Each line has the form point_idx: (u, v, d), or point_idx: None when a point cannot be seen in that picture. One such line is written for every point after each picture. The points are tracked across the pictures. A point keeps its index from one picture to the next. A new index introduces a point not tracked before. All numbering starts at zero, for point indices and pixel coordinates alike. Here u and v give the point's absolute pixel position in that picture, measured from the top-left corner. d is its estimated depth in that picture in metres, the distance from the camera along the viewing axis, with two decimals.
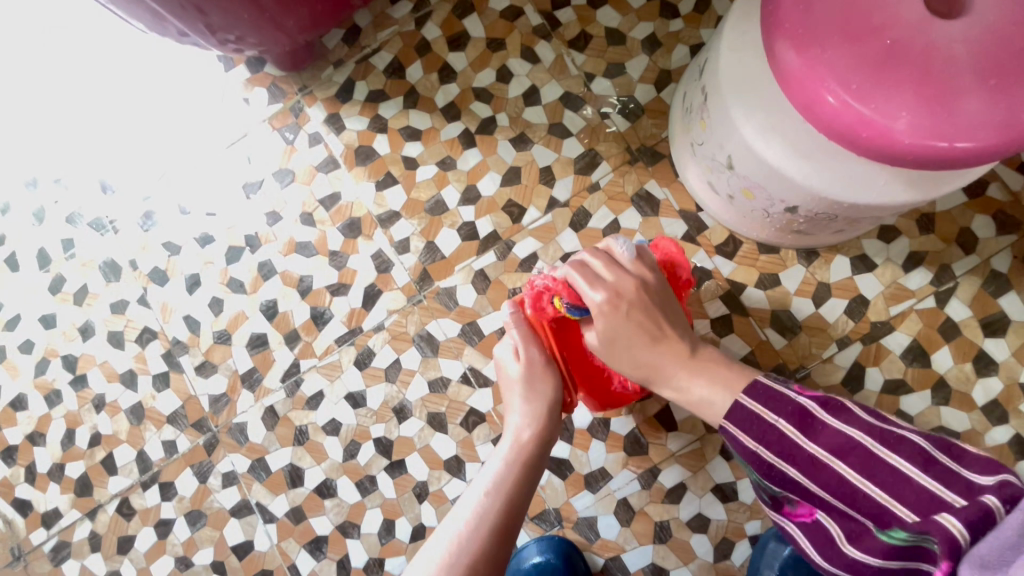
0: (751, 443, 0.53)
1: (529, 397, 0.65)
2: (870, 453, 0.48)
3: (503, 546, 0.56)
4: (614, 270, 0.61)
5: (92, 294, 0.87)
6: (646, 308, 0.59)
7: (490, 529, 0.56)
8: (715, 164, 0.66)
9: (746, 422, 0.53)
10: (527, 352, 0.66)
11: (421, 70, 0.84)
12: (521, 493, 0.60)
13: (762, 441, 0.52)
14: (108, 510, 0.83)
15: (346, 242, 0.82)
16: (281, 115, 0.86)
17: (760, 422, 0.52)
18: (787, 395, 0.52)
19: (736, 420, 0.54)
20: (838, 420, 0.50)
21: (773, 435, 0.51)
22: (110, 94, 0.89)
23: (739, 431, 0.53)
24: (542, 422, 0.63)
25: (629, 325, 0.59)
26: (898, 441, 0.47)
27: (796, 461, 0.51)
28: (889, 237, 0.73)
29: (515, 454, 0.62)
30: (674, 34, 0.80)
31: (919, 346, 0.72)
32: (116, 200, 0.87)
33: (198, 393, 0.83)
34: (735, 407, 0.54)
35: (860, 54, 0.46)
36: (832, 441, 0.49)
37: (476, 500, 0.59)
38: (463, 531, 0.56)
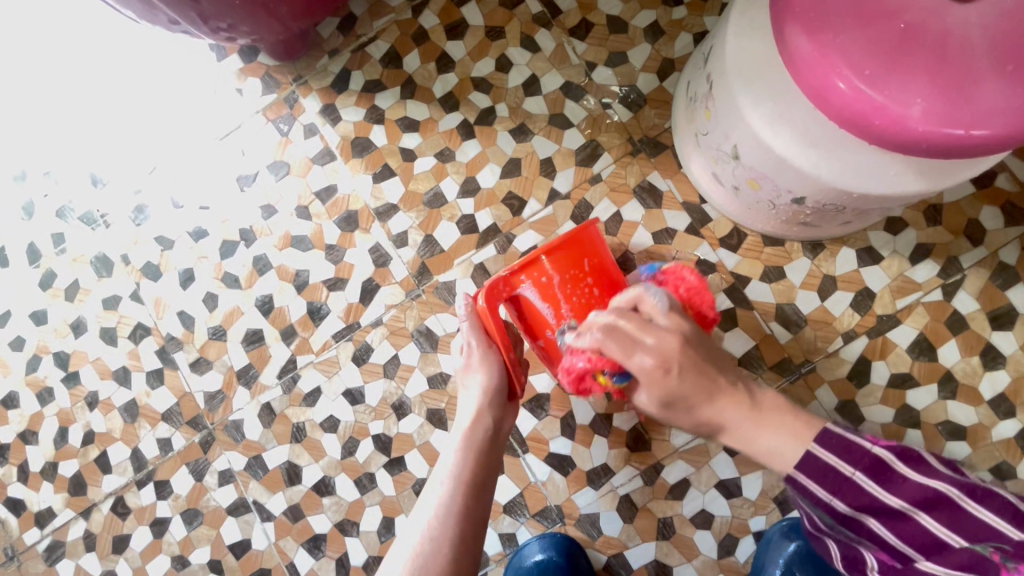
0: (824, 496, 0.48)
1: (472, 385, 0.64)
2: (955, 505, 0.46)
3: (469, 533, 0.57)
4: (653, 328, 0.49)
5: (83, 290, 0.85)
6: (702, 372, 0.49)
7: (454, 519, 0.57)
8: (720, 154, 0.65)
9: (821, 475, 0.48)
10: (468, 340, 0.64)
11: (418, 59, 0.82)
12: (481, 477, 0.61)
13: (839, 495, 0.48)
14: (103, 509, 0.82)
15: (343, 236, 0.81)
16: (275, 106, 0.84)
17: (837, 476, 0.48)
18: (864, 445, 0.48)
19: (809, 472, 0.48)
20: (921, 472, 0.47)
21: (855, 493, 0.48)
22: (99, 85, 0.87)
23: (814, 486, 0.48)
24: (486, 407, 0.63)
25: (685, 388, 0.48)
26: (985, 494, 0.46)
27: (878, 515, 0.48)
28: (896, 229, 0.72)
29: (467, 440, 0.62)
30: (677, 22, 0.79)
31: (925, 339, 0.71)
32: (107, 193, 0.86)
33: (193, 390, 0.82)
34: (807, 458, 0.48)
35: (872, 40, 0.45)
36: (916, 495, 0.47)
37: (438, 492, 0.59)
38: (431, 522, 0.57)
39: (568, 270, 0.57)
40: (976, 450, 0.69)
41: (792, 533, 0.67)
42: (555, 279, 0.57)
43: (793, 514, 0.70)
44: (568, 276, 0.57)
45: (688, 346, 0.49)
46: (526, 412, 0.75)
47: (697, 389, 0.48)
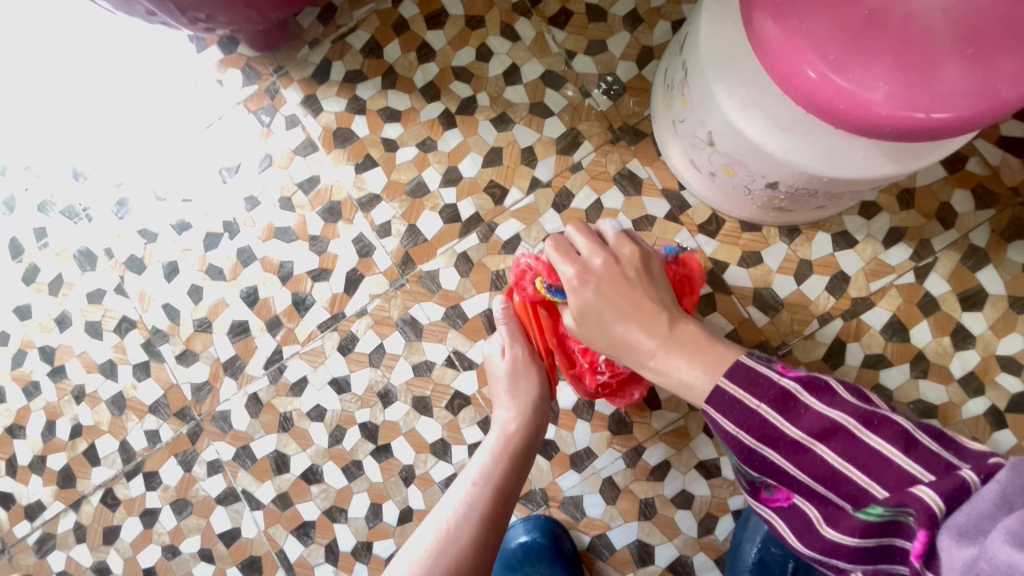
0: (732, 427, 0.50)
1: (513, 394, 0.67)
2: (852, 434, 0.45)
3: (491, 533, 0.58)
4: (595, 250, 0.63)
5: (67, 284, 0.85)
6: (622, 287, 0.60)
7: (479, 518, 0.58)
8: (696, 141, 0.66)
9: (727, 406, 0.50)
10: (511, 351, 0.69)
11: (399, 49, 0.82)
12: (507, 482, 0.62)
13: (742, 426, 0.49)
14: (93, 501, 0.83)
15: (326, 227, 0.81)
16: (256, 97, 0.84)
17: (740, 406, 0.49)
18: (770, 376, 0.49)
19: (718, 403, 0.50)
20: (822, 402, 0.47)
21: (755, 421, 0.49)
22: (78, 78, 0.86)
23: (720, 415, 0.50)
24: (526, 417, 0.66)
25: (599, 298, 0.59)
26: (881, 422, 0.45)
27: (778, 446, 0.48)
28: (870, 213, 0.74)
29: (502, 446, 0.65)
30: (656, 10, 0.79)
31: (898, 321, 0.73)
32: (88, 186, 0.85)
33: (180, 381, 0.82)
34: (715, 391, 0.51)
35: (838, 25, 0.46)
36: (814, 425, 0.47)
37: (466, 489, 0.61)
38: (451, 520, 0.58)
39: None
40: (946, 427, 0.71)
41: None
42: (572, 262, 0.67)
43: None
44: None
45: (615, 270, 0.61)
46: None
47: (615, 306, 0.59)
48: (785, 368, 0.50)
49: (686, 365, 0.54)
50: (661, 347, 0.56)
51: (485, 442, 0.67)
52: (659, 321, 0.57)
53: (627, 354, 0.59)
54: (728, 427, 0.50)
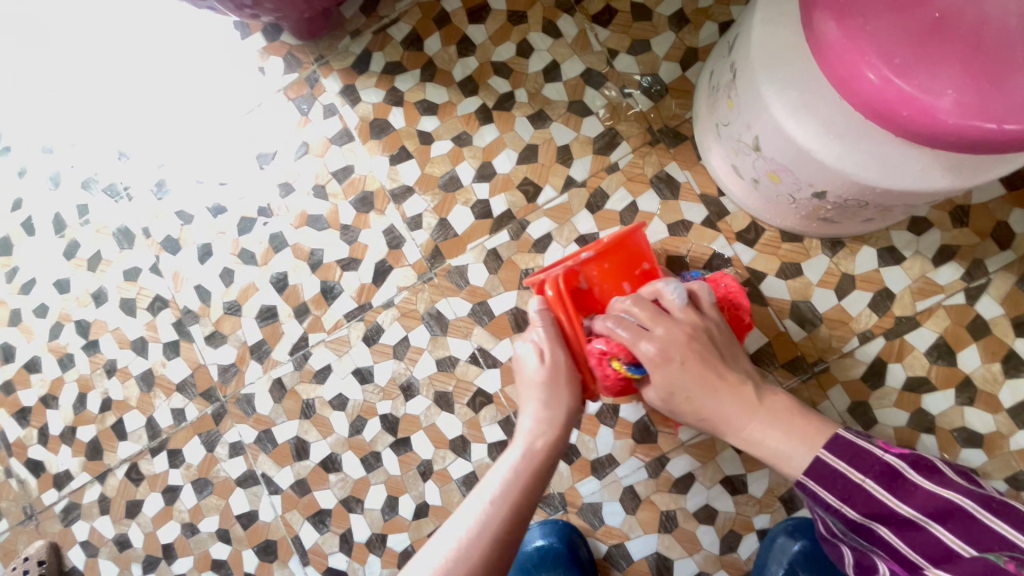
0: (834, 501, 0.50)
1: (546, 400, 0.58)
2: (971, 517, 0.45)
3: (505, 554, 0.51)
4: (664, 320, 0.54)
5: (105, 260, 0.87)
6: (705, 365, 0.53)
7: (496, 535, 0.51)
8: (740, 145, 0.64)
9: (829, 479, 0.50)
10: (551, 352, 0.58)
11: (439, 42, 0.81)
12: (528, 501, 0.54)
13: (847, 500, 0.49)
14: (118, 475, 0.84)
15: (358, 217, 0.81)
16: (296, 86, 0.84)
17: (844, 480, 0.49)
18: (874, 453, 0.49)
19: (817, 476, 0.50)
20: (932, 482, 0.47)
21: (862, 495, 0.49)
22: (126, 60, 0.88)
23: (822, 488, 0.50)
24: (557, 427, 0.57)
25: (688, 376, 0.53)
26: (1000, 507, 0.45)
27: (889, 522, 0.48)
28: (920, 229, 0.70)
29: (526, 462, 0.56)
30: (703, 10, 0.77)
31: (945, 343, 0.69)
32: (130, 167, 0.87)
33: (208, 362, 0.83)
34: (815, 463, 0.50)
35: (904, 28, 0.44)
36: (927, 504, 0.47)
37: (485, 501, 0.53)
38: (463, 537, 0.51)
39: (610, 279, 0.58)
40: (992, 458, 0.68)
41: (796, 533, 0.67)
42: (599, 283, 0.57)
43: (798, 514, 0.70)
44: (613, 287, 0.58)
45: (691, 340, 0.54)
46: None
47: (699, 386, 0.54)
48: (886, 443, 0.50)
49: (775, 438, 0.52)
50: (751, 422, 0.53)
51: (507, 453, 0.58)
52: (746, 397, 0.53)
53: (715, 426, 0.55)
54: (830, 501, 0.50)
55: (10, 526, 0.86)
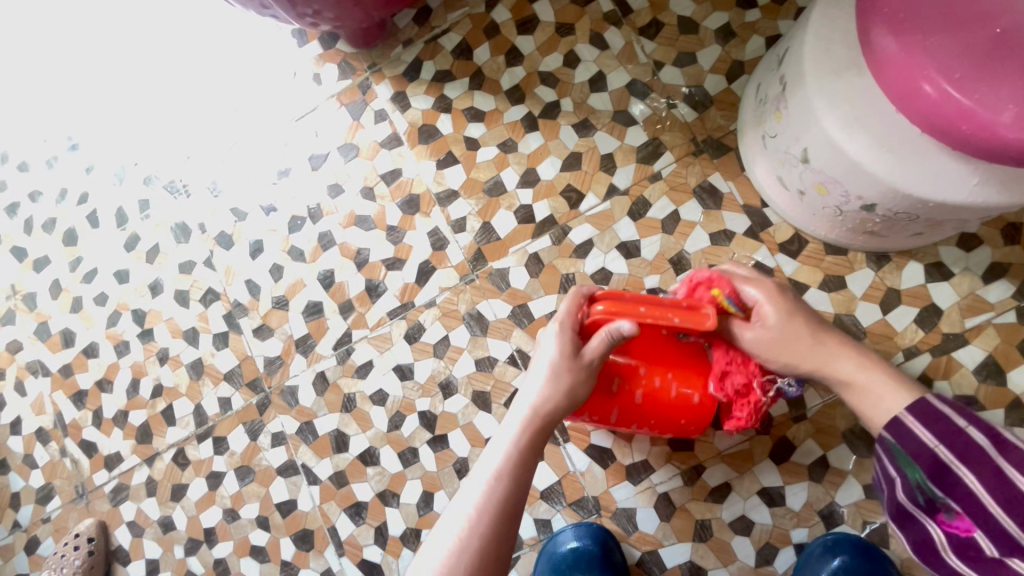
0: (927, 439, 0.49)
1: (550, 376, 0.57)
2: None
3: (508, 532, 0.52)
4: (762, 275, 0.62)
5: (163, 253, 0.91)
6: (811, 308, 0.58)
7: (497, 512, 0.52)
8: (787, 157, 0.65)
9: (929, 418, 0.50)
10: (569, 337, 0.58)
11: (488, 52, 0.84)
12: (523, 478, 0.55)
13: (942, 440, 0.49)
14: (165, 458, 0.88)
15: (404, 218, 0.84)
16: (349, 91, 0.88)
17: (947, 421, 0.49)
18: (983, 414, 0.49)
19: (920, 412, 0.51)
20: None
21: (959, 437, 0.48)
22: (190, 65, 0.93)
23: (917, 424, 0.50)
24: (557, 399, 0.57)
25: (803, 311, 0.58)
26: None
27: (977, 467, 0.46)
28: (969, 245, 0.70)
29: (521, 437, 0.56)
30: (750, 24, 0.78)
31: (994, 362, 0.68)
32: (189, 166, 0.92)
33: (254, 354, 0.87)
34: (920, 402, 0.51)
35: (965, 44, 0.44)
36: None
37: (487, 480, 0.54)
38: (467, 520, 0.52)
39: None
40: None
41: (836, 548, 0.66)
42: (647, 308, 0.53)
43: (838, 529, 0.69)
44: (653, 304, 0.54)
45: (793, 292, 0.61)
46: None
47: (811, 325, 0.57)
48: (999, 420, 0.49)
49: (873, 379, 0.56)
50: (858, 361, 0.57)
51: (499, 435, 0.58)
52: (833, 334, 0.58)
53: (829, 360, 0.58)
54: (922, 439, 0.50)
55: (62, 504, 0.90)
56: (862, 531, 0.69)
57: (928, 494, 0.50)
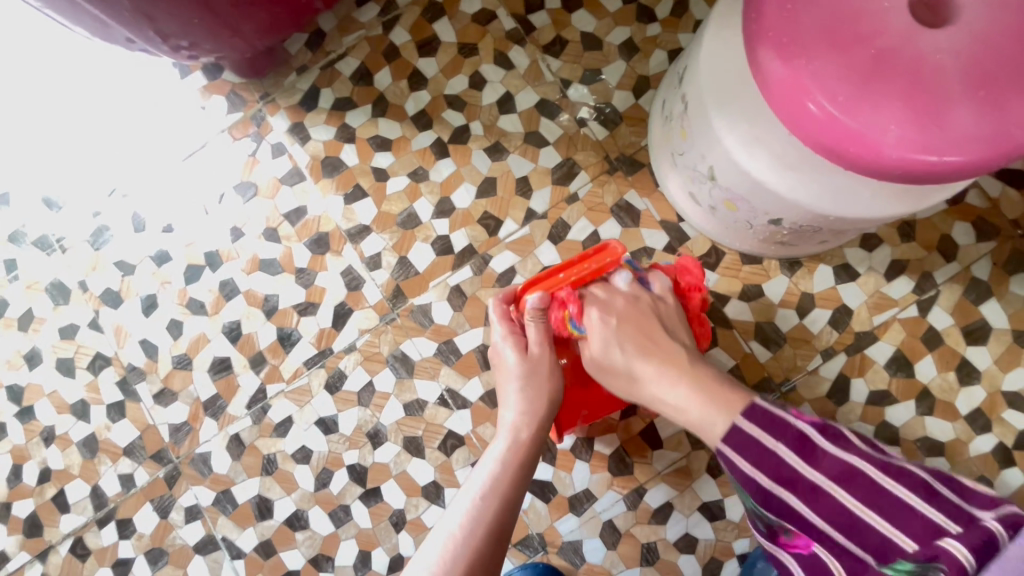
0: (748, 468, 0.51)
1: (525, 390, 0.59)
2: (872, 481, 0.48)
3: (498, 550, 0.52)
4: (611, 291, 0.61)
5: (38, 318, 0.81)
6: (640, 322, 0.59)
7: (485, 531, 0.52)
8: (696, 174, 0.64)
9: (744, 445, 0.51)
10: (541, 346, 0.60)
11: (390, 76, 0.80)
12: (515, 493, 0.55)
13: (759, 466, 0.51)
14: (61, 551, 0.77)
15: (314, 259, 0.78)
16: (241, 125, 0.81)
17: (759, 446, 0.51)
18: (787, 419, 0.51)
19: (733, 443, 0.52)
20: (838, 447, 0.50)
21: (772, 463, 0.50)
22: (54, 104, 0.83)
23: (736, 455, 0.51)
24: (539, 416, 0.59)
25: (622, 335, 0.58)
26: (899, 472, 0.48)
27: (797, 488, 0.50)
28: (871, 245, 0.72)
29: (514, 453, 0.57)
30: (651, 39, 0.78)
31: (902, 356, 0.71)
32: (63, 217, 0.81)
33: (157, 422, 0.78)
34: (732, 430, 0.52)
35: (846, 66, 0.45)
36: (834, 468, 0.49)
37: (470, 501, 0.54)
38: (457, 533, 0.51)
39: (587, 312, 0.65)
40: (954, 465, 0.69)
41: None
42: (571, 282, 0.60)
43: None
44: (578, 283, 0.61)
45: (635, 306, 0.60)
46: None
47: (639, 333, 0.58)
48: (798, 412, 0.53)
49: (693, 399, 0.55)
50: (681, 384, 0.56)
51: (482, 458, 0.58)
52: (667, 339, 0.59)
53: (635, 389, 0.59)
54: (745, 470, 0.51)
55: None
56: None
57: (766, 519, 0.53)
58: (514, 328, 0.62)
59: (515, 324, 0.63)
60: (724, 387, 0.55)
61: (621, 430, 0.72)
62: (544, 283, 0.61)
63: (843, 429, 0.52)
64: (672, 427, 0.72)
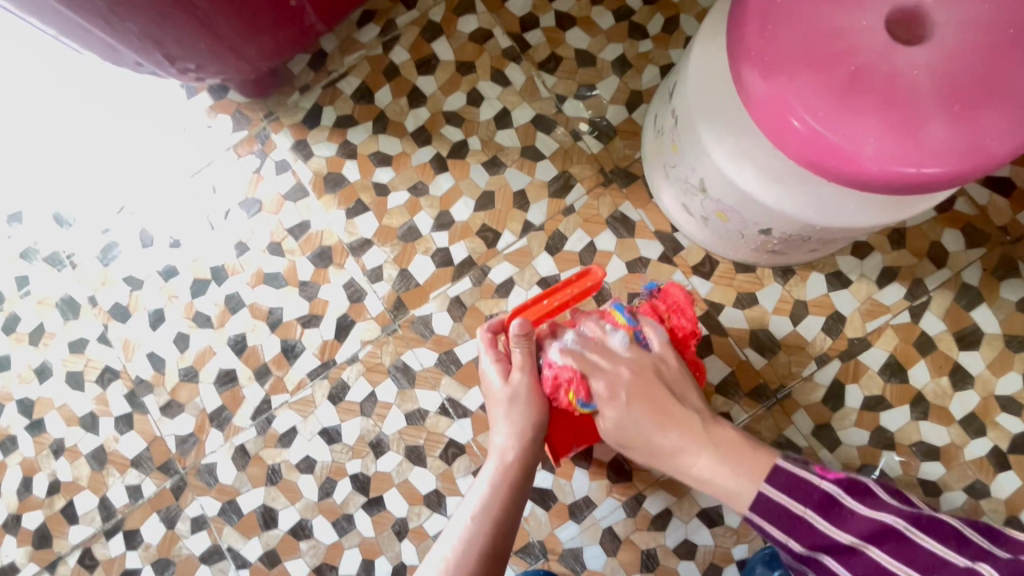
0: (779, 534, 0.52)
1: (512, 417, 0.59)
2: (903, 536, 0.48)
3: (491, 573, 0.53)
4: (612, 356, 0.58)
5: (48, 333, 0.83)
6: (650, 393, 0.56)
7: (478, 556, 0.53)
8: (687, 186, 0.66)
9: (772, 513, 0.52)
10: (521, 374, 0.60)
11: (390, 94, 0.82)
12: (507, 515, 0.56)
13: (791, 534, 0.51)
14: (69, 562, 0.78)
15: (317, 272, 0.80)
16: (245, 143, 0.83)
17: (787, 515, 0.51)
18: (812, 480, 0.51)
19: (760, 510, 0.52)
20: (866, 505, 0.50)
21: (805, 532, 0.51)
22: (65, 124, 0.85)
23: (765, 522, 0.52)
24: (526, 440, 0.58)
25: (640, 417, 0.56)
26: (929, 523, 0.49)
27: (834, 552, 0.50)
28: (862, 253, 0.74)
29: (503, 475, 0.57)
30: (644, 55, 0.80)
31: (896, 361, 0.72)
32: (73, 234, 0.84)
33: (164, 434, 0.80)
34: (760, 498, 0.52)
35: (826, 82, 0.46)
36: (865, 528, 0.49)
37: (462, 525, 0.55)
38: (449, 560, 0.53)
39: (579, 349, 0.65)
40: (950, 469, 0.69)
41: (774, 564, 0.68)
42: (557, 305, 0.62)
43: None
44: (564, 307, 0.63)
45: (640, 373, 0.57)
46: None
47: (650, 410, 0.56)
48: (822, 470, 0.53)
49: (722, 471, 0.53)
50: (701, 455, 0.54)
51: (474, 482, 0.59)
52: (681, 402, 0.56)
53: (658, 459, 0.56)
54: (775, 533, 0.52)
55: None
56: None
57: (803, 573, 0.53)
58: (500, 354, 0.62)
59: (502, 351, 0.63)
60: (757, 450, 0.54)
61: None
62: (529, 311, 0.62)
63: (869, 481, 0.53)
64: None
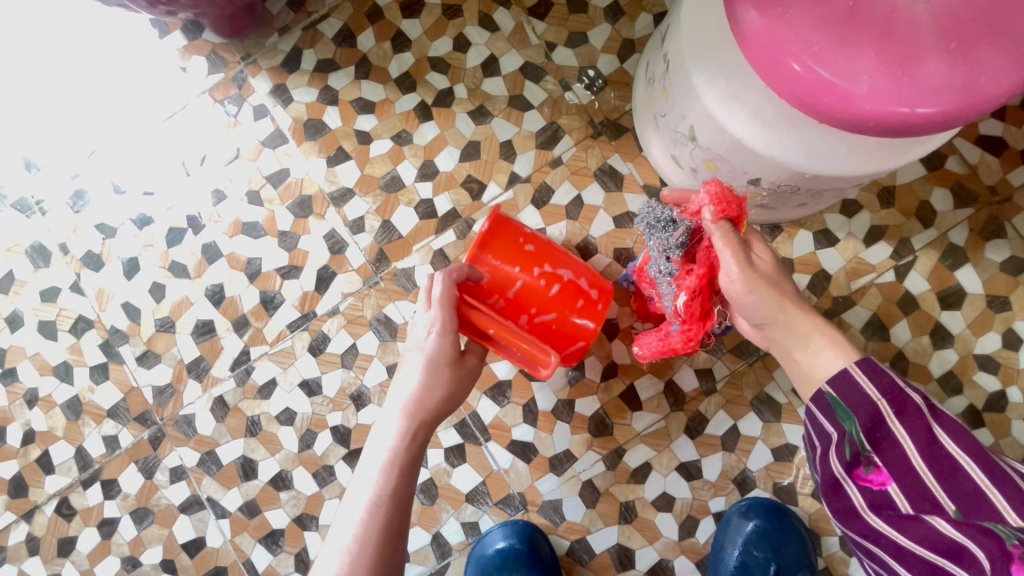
0: (872, 393, 0.45)
1: (425, 376, 0.56)
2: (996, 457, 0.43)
3: (398, 541, 0.52)
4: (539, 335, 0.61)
5: (18, 281, 0.80)
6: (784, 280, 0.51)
7: (384, 517, 0.52)
8: (677, 136, 0.64)
9: (874, 372, 0.46)
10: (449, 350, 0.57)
11: (373, 38, 0.79)
12: (413, 471, 0.55)
13: (884, 394, 0.45)
14: (46, 511, 0.78)
15: (296, 222, 0.78)
16: (222, 86, 0.80)
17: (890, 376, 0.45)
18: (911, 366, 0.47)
19: (867, 366, 0.46)
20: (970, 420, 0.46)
21: (900, 397, 0.45)
22: (28, 62, 0.81)
23: (866, 377, 0.46)
24: (442, 392, 0.56)
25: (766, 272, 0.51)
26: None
27: (909, 422, 0.45)
28: (851, 211, 0.73)
29: (406, 425, 0.55)
30: (638, 2, 0.77)
31: (878, 319, 0.72)
32: (41, 178, 0.80)
33: (141, 385, 0.78)
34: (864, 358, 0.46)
35: (821, 16, 0.44)
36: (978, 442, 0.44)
37: (369, 491, 0.53)
38: (356, 532, 0.51)
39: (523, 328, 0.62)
40: None
41: (750, 512, 0.69)
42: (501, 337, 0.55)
43: (751, 493, 0.71)
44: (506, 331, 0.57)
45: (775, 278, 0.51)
46: (488, 400, 0.74)
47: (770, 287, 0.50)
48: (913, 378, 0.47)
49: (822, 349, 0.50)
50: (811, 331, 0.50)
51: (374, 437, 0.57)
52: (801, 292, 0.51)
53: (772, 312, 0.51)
54: (863, 392, 0.46)
55: None
56: (774, 492, 0.72)
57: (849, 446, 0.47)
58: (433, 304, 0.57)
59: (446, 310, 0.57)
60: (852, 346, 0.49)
61: (603, 392, 0.73)
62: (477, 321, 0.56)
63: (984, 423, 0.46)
64: (652, 389, 0.73)
